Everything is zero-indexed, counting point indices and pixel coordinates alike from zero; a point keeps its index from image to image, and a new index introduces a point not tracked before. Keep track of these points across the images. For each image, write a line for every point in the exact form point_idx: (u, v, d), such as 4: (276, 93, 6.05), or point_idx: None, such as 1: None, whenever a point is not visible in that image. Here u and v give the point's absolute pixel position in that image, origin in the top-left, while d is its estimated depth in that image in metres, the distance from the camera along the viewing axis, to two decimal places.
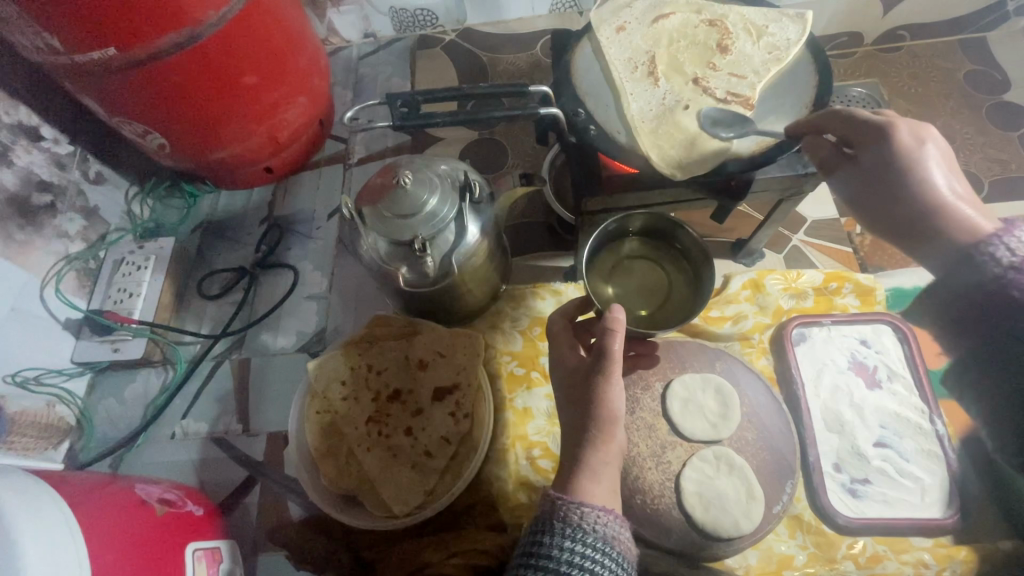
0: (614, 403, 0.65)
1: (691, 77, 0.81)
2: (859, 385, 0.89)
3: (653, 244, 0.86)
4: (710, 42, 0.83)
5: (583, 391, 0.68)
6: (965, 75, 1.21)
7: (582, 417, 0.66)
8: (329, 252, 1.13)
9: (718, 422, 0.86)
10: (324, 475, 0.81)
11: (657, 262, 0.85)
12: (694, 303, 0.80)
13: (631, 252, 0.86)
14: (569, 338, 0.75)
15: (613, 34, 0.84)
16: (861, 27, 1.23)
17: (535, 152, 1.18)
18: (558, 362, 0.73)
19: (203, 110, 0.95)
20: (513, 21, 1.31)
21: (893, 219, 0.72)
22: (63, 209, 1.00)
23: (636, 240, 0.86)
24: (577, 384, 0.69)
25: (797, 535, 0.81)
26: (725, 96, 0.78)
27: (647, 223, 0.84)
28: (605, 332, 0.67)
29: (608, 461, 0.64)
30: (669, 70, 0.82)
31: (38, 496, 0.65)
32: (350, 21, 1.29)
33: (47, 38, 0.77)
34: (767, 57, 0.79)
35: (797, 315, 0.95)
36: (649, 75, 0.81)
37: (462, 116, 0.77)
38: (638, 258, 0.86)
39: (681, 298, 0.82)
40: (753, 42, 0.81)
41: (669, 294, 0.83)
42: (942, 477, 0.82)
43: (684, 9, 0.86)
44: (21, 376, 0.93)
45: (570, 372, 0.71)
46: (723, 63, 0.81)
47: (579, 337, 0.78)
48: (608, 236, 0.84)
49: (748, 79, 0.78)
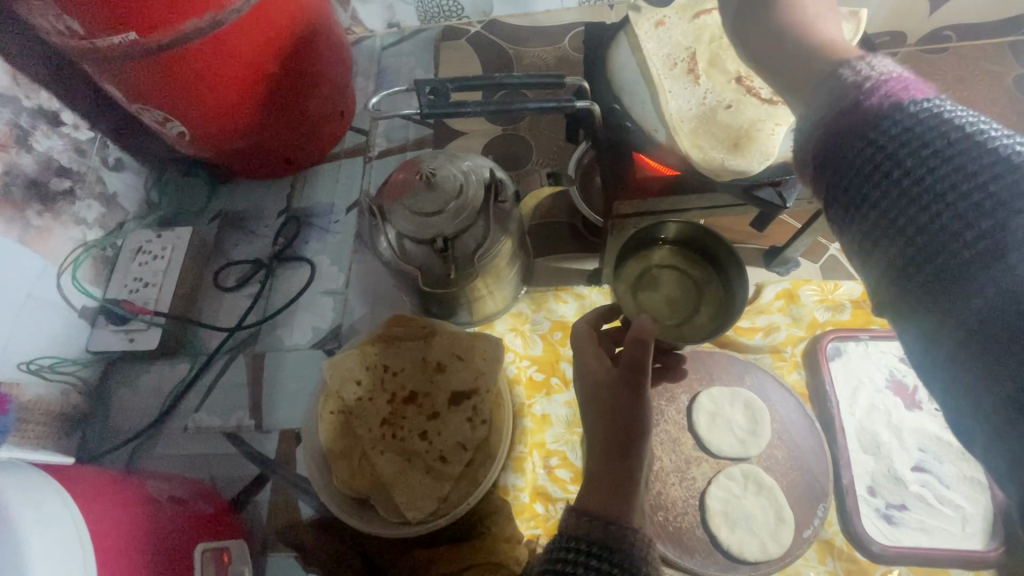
0: (643, 419, 0.63)
1: (734, 75, 0.78)
2: (897, 405, 0.85)
3: (683, 254, 0.83)
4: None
5: (610, 405, 0.64)
6: (1015, 78, 1.15)
7: (609, 431, 0.63)
8: (346, 247, 1.11)
9: (746, 439, 0.82)
10: (336, 478, 0.78)
11: (686, 273, 0.82)
12: (724, 317, 0.77)
13: (661, 261, 0.83)
14: (594, 346, 0.72)
15: (651, 28, 0.80)
16: (905, 25, 1.18)
17: (561, 150, 1.14)
18: (585, 372, 0.70)
19: (223, 99, 0.93)
20: (541, 14, 1.28)
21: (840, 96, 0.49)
22: (81, 195, 0.99)
23: (667, 248, 0.84)
24: (607, 397, 0.65)
25: (828, 561, 0.77)
26: (771, 97, 0.74)
27: (682, 233, 0.81)
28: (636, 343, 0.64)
29: (636, 481, 0.60)
30: (711, 66, 0.78)
31: (44, 492, 0.63)
32: (375, 10, 1.26)
33: (68, 21, 0.75)
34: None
35: (832, 328, 0.91)
36: (689, 72, 0.78)
37: (494, 105, 0.74)
38: (669, 267, 0.83)
39: (711, 311, 0.79)
40: None
41: (698, 307, 0.80)
42: (986, 506, 0.78)
43: None
44: (36, 364, 0.92)
45: (596, 383, 0.67)
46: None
47: (605, 345, 0.75)
48: (639, 242, 0.82)
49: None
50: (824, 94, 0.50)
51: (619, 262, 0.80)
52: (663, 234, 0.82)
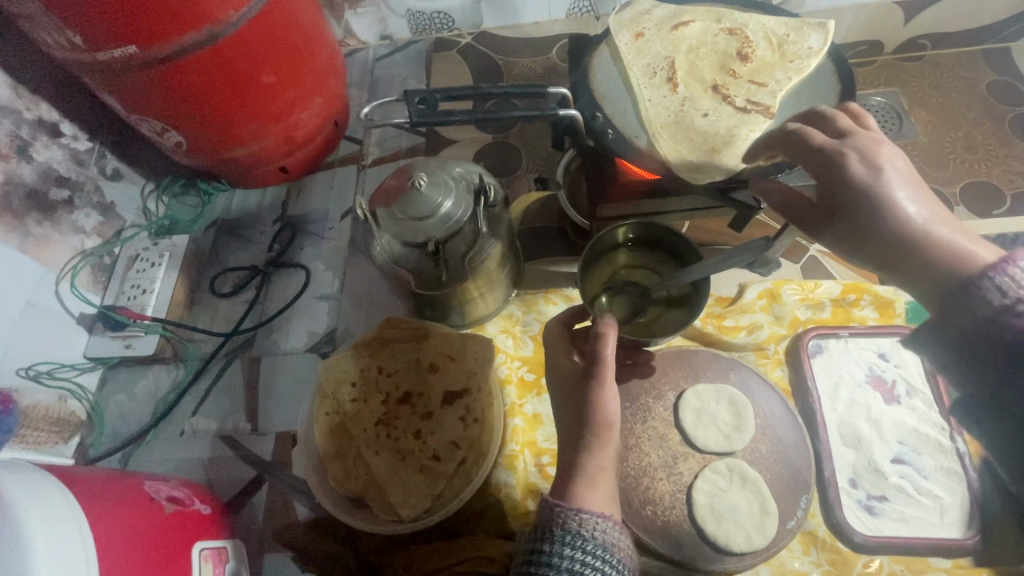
0: (611, 411, 0.64)
1: (711, 84, 0.82)
2: (877, 399, 0.87)
3: (644, 253, 0.85)
4: (730, 50, 0.83)
5: (575, 396, 0.67)
6: (987, 85, 1.21)
7: (572, 423, 0.66)
8: (341, 253, 1.13)
9: (731, 434, 0.85)
10: (331, 477, 0.80)
11: (652, 269, 0.84)
12: (692, 305, 0.79)
13: (626, 263, 0.85)
14: (566, 345, 0.74)
15: (631, 40, 0.85)
16: (881, 35, 1.23)
17: (549, 156, 1.17)
18: (553, 366, 0.73)
19: (219, 109, 0.95)
20: (530, 25, 1.30)
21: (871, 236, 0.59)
22: (80, 204, 1.01)
23: (628, 250, 0.85)
24: (574, 388, 0.68)
25: (811, 552, 0.80)
26: (744, 106, 0.79)
27: (640, 233, 0.83)
28: (598, 337, 0.66)
29: (605, 468, 0.62)
30: (689, 76, 0.83)
31: (49, 488, 0.64)
32: (368, 23, 1.30)
33: (70, 35, 0.77)
34: (788, 68, 0.79)
35: (813, 326, 0.94)
36: (667, 82, 0.82)
37: (481, 114, 0.76)
38: (636, 267, 0.85)
39: (679, 300, 0.81)
40: (774, 52, 0.82)
41: (668, 298, 0.82)
42: (963, 496, 0.80)
43: (703, 19, 0.87)
44: (35, 370, 0.93)
45: (566, 377, 0.71)
46: (744, 71, 0.82)
47: (575, 343, 0.77)
48: (601, 248, 0.84)
49: (769, 87, 0.79)
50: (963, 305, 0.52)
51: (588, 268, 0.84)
52: (622, 238, 0.84)
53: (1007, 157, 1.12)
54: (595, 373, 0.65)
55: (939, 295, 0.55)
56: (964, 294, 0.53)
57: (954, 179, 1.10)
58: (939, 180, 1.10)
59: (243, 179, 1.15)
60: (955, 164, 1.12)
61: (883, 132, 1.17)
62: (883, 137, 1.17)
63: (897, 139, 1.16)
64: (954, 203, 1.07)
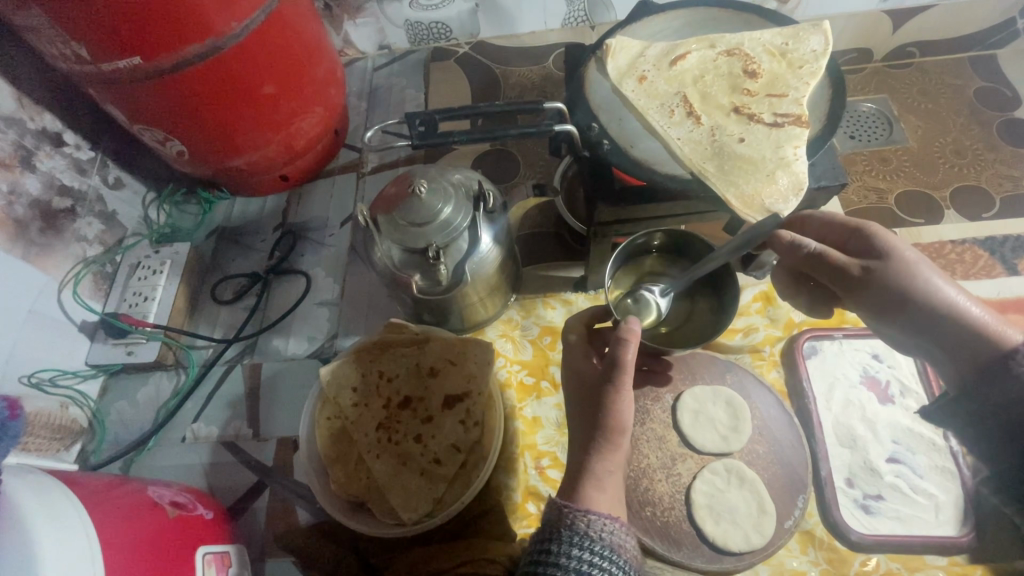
0: (624, 414, 0.65)
1: (730, 107, 0.83)
2: (871, 400, 0.89)
3: (672, 263, 0.90)
4: (734, 71, 0.85)
5: (591, 398, 0.68)
6: (976, 92, 1.23)
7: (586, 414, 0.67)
8: (341, 259, 1.14)
9: (729, 435, 0.86)
10: (334, 481, 0.81)
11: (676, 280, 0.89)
12: (711, 324, 0.83)
13: (653, 270, 0.90)
14: (583, 350, 0.75)
15: (636, 85, 0.84)
16: (870, 43, 1.26)
17: (547, 163, 1.19)
18: (572, 369, 0.74)
19: (221, 118, 0.97)
20: (525, 35, 1.32)
21: (890, 317, 0.68)
22: (82, 213, 1.02)
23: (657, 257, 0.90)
24: (592, 395, 0.68)
25: (809, 551, 0.81)
26: (774, 120, 0.79)
27: (671, 241, 0.88)
28: (620, 341, 0.66)
29: (611, 469, 0.63)
30: (705, 104, 0.83)
31: (54, 493, 0.65)
32: (366, 33, 1.31)
33: (75, 47, 0.79)
34: (800, 74, 0.82)
35: (807, 328, 0.95)
36: (688, 116, 0.82)
37: (479, 134, 0.78)
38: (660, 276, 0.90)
39: (702, 317, 0.85)
40: (779, 64, 0.84)
41: (691, 313, 0.86)
42: (956, 494, 0.82)
43: (699, 48, 0.88)
44: (37, 377, 0.94)
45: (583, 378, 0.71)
46: (757, 88, 0.83)
47: (595, 346, 0.80)
48: (634, 250, 0.89)
49: (789, 96, 0.80)
50: (996, 382, 0.60)
51: (614, 274, 0.88)
52: (654, 244, 0.89)
53: (995, 160, 1.14)
54: (613, 377, 0.66)
55: (973, 371, 0.63)
56: (997, 371, 0.60)
57: (945, 184, 1.12)
58: (930, 183, 1.13)
59: (242, 185, 1.15)
60: (945, 169, 1.14)
61: (874, 138, 1.19)
62: (874, 142, 1.19)
63: (888, 144, 1.19)
64: (945, 206, 1.10)
